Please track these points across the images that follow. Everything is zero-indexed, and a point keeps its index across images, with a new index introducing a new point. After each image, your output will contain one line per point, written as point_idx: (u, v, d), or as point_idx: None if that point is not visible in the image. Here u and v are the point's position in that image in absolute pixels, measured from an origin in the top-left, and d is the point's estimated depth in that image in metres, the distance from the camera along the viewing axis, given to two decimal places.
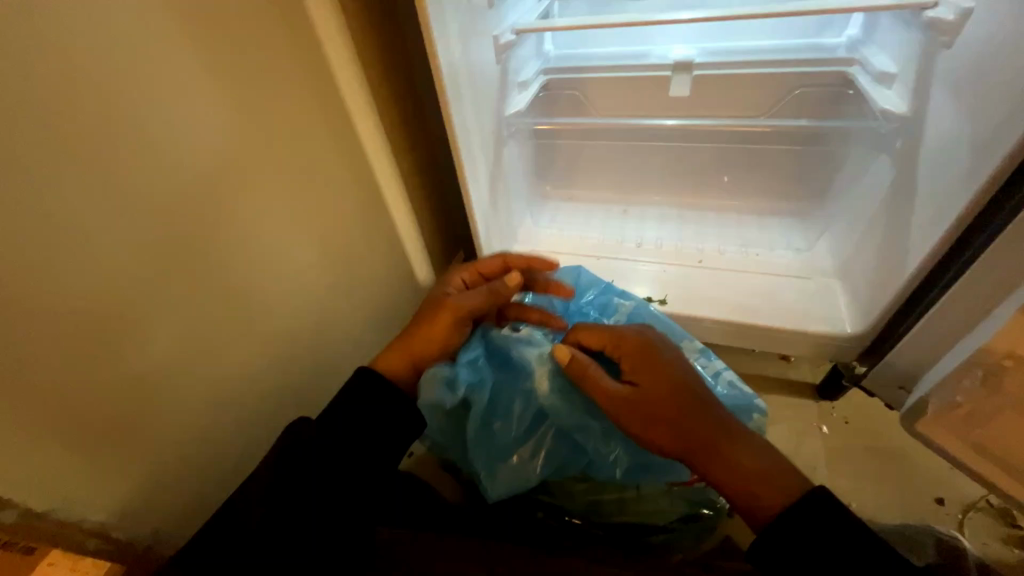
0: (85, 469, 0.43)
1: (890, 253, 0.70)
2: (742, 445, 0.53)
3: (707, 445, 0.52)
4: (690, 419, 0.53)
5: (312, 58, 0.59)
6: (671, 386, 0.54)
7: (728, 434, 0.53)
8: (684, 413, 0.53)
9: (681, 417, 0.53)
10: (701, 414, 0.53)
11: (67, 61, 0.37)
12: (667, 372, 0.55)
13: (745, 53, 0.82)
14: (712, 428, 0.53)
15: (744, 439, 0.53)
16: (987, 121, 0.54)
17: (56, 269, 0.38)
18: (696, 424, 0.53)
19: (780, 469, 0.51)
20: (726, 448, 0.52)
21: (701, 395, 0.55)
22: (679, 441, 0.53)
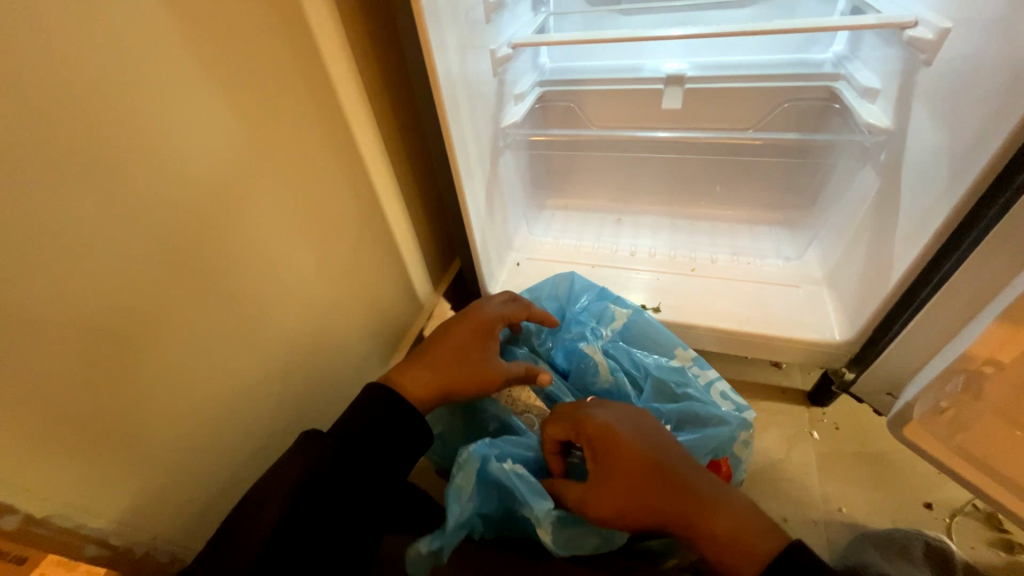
0: (89, 473, 0.45)
1: (876, 262, 0.72)
2: (718, 509, 0.50)
3: (678, 521, 0.50)
4: (655, 499, 0.51)
5: (314, 75, 0.62)
6: (630, 469, 0.52)
7: (699, 507, 0.50)
8: (648, 492, 0.51)
9: (648, 494, 0.51)
10: (668, 487, 0.51)
11: (82, 81, 0.39)
12: (629, 449, 0.54)
13: (733, 68, 0.85)
14: (681, 501, 0.51)
15: (721, 503, 0.50)
16: (964, 135, 0.56)
17: (68, 278, 0.40)
18: (661, 499, 0.51)
19: (755, 531, 0.48)
20: (700, 519, 0.49)
21: (665, 471, 0.52)
22: (651, 516, 0.51)
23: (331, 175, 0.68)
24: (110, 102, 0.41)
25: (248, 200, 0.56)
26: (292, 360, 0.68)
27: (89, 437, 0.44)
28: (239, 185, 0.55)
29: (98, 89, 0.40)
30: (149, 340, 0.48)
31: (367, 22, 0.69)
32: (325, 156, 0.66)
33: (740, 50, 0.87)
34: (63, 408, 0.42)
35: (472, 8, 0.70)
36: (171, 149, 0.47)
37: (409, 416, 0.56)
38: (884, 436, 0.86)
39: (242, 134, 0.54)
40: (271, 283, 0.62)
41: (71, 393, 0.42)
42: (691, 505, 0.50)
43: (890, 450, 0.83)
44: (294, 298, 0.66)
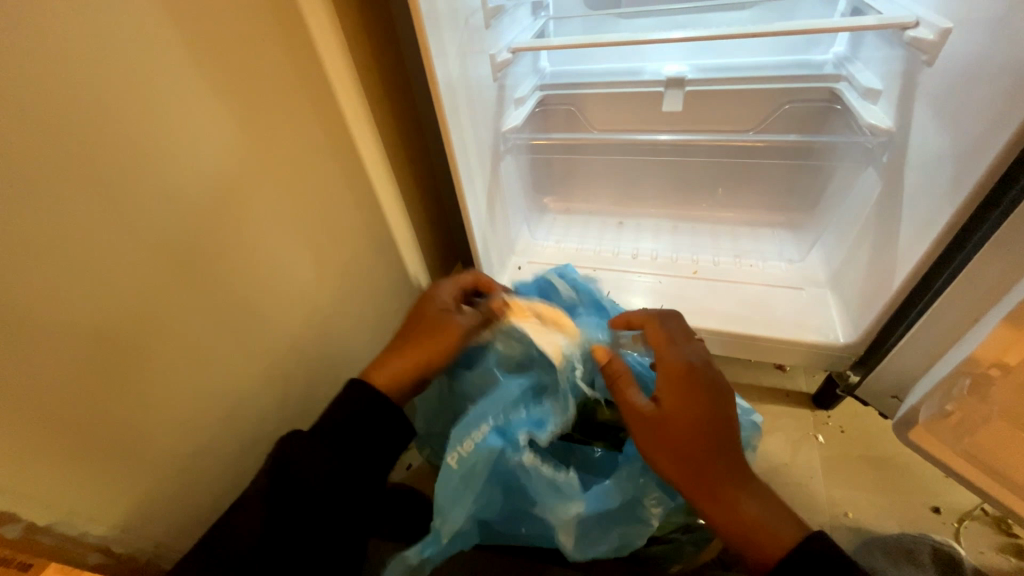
0: (90, 482, 0.45)
1: (879, 264, 0.72)
2: (751, 492, 0.51)
3: (717, 489, 0.50)
4: (707, 463, 0.51)
5: (313, 82, 0.62)
6: (695, 426, 0.51)
7: (741, 483, 0.50)
8: (706, 451, 0.51)
9: (701, 453, 0.51)
10: (723, 453, 0.51)
11: (85, 91, 0.40)
12: (693, 411, 0.52)
13: (734, 70, 0.85)
14: (728, 469, 0.51)
15: (756, 486, 0.51)
16: (967, 136, 0.56)
17: (74, 287, 0.41)
18: (714, 461, 0.51)
19: (783, 522, 0.49)
20: (734, 493, 0.50)
21: (725, 438, 0.52)
22: (695, 473, 0.51)
23: (331, 181, 0.68)
24: (112, 111, 0.42)
25: (249, 207, 0.57)
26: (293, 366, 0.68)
27: (93, 445, 0.44)
28: (240, 192, 0.55)
29: (100, 99, 0.41)
30: (153, 347, 0.48)
31: (367, 29, 0.69)
32: (325, 162, 0.67)
33: (740, 53, 0.87)
34: (67, 416, 0.42)
35: (472, 13, 0.71)
36: (172, 157, 0.47)
37: (391, 412, 0.58)
38: (890, 439, 0.85)
39: (242, 142, 0.54)
40: (272, 289, 0.62)
41: (74, 401, 0.42)
42: (734, 477, 0.51)
43: (897, 454, 0.83)
44: (295, 304, 0.66)
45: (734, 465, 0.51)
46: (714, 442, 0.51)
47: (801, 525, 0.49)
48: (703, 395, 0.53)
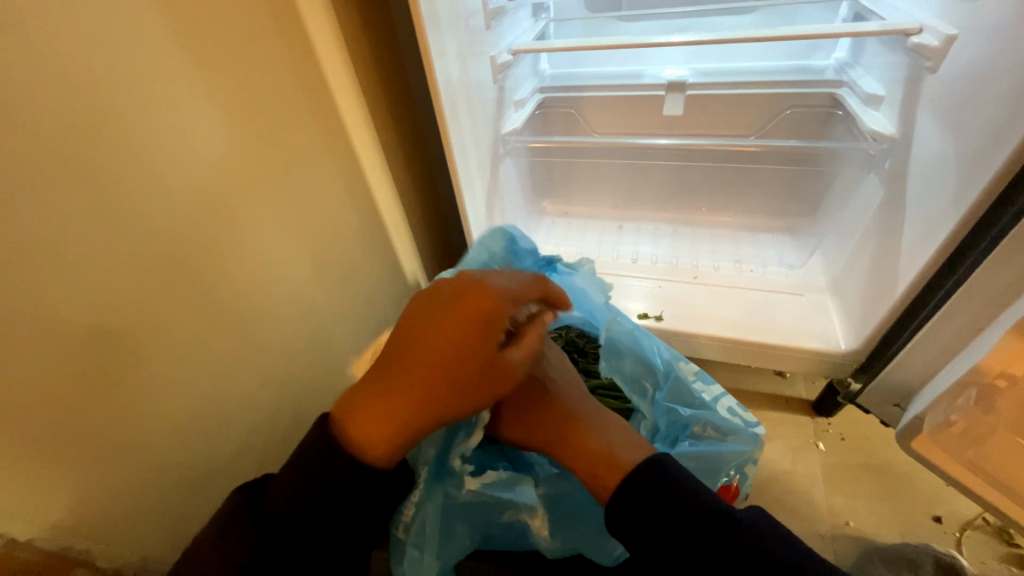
0: (75, 494, 0.43)
1: (881, 271, 0.71)
2: (607, 428, 0.48)
3: (555, 433, 0.48)
4: (534, 415, 0.50)
5: (311, 81, 0.61)
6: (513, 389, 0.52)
7: (566, 421, 0.49)
8: (529, 408, 0.50)
9: (534, 415, 0.50)
10: (542, 407, 0.50)
11: (76, 89, 0.38)
12: None
13: (735, 75, 0.85)
14: (557, 421, 0.49)
15: (598, 426, 0.48)
16: (972, 144, 0.55)
17: (62, 292, 0.39)
18: (543, 417, 0.49)
19: (630, 447, 0.45)
20: (574, 431, 0.48)
21: (540, 388, 0.51)
22: (537, 437, 0.49)
23: (329, 183, 0.67)
24: (105, 111, 0.40)
25: (244, 209, 0.55)
26: (287, 371, 0.67)
27: (81, 455, 0.43)
28: (235, 194, 0.54)
29: (93, 98, 0.39)
30: (144, 353, 0.47)
31: (366, 28, 0.68)
32: (323, 163, 0.65)
33: (742, 57, 0.87)
34: (53, 426, 0.40)
35: (473, 14, 0.70)
36: (166, 158, 0.46)
37: None
38: (891, 446, 0.84)
39: (237, 142, 0.53)
40: (267, 293, 0.61)
41: (63, 408, 0.41)
42: (571, 425, 0.48)
43: (898, 462, 0.82)
44: (291, 308, 0.65)
45: (561, 415, 0.49)
46: (545, 406, 0.50)
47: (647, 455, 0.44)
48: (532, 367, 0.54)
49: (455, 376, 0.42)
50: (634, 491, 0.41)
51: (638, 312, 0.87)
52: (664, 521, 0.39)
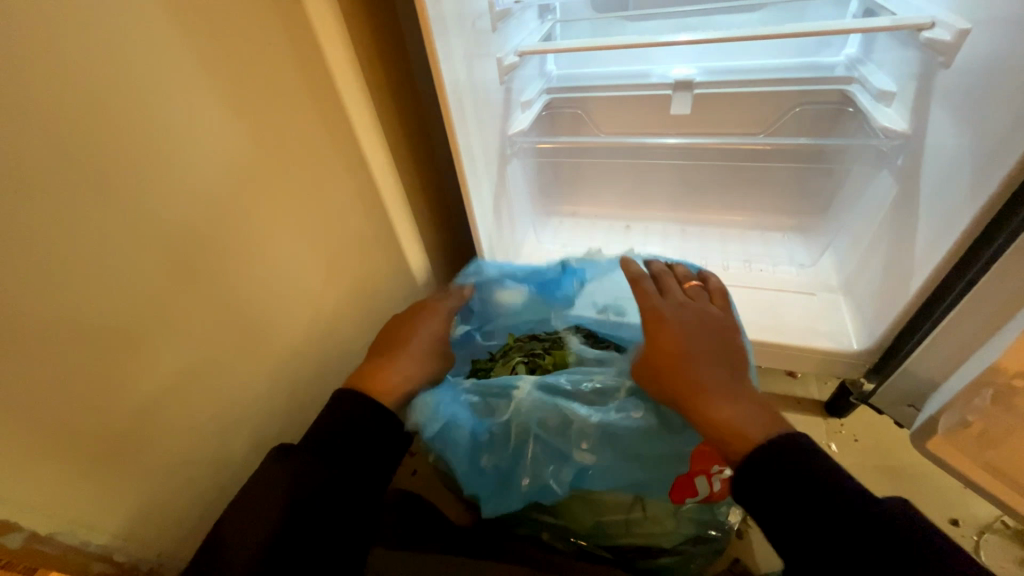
0: (90, 490, 0.44)
1: (894, 270, 0.70)
2: (733, 399, 0.50)
3: (685, 397, 0.51)
4: (670, 377, 0.53)
5: (320, 85, 0.62)
6: (660, 347, 0.55)
7: (700, 390, 0.51)
8: (665, 366, 0.53)
9: (668, 374, 0.53)
10: (684, 368, 0.53)
11: (90, 94, 0.39)
12: (664, 335, 0.56)
13: (743, 73, 0.84)
14: (693, 387, 0.51)
15: (735, 401, 0.49)
16: (987, 139, 0.54)
17: (77, 293, 0.41)
18: (675, 379, 0.52)
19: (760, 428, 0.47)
20: (699, 403, 0.50)
21: (688, 354, 0.53)
22: (665, 396, 0.54)
23: (338, 185, 0.68)
24: (118, 115, 0.42)
25: (254, 211, 0.56)
26: (299, 371, 0.68)
27: (96, 451, 0.44)
28: (246, 196, 0.55)
29: (107, 103, 0.41)
30: (158, 353, 0.48)
31: (374, 32, 0.69)
32: (332, 166, 0.66)
33: (750, 54, 0.86)
34: (70, 422, 0.42)
35: (479, 16, 0.70)
36: (177, 161, 0.47)
37: (385, 421, 0.58)
38: (906, 448, 0.83)
39: (248, 145, 0.54)
40: (278, 294, 0.61)
41: (79, 406, 0.42)
42: (701, 393, 0.50)
43: (913, 464, 0.81)
44: (301, 309, 0.66)
45: (693, 381, 0.51)
46: (683, 368, 0.52)
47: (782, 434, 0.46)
48: (676, 329, 0.56)
49: (428, 342, 0.67)
50: (751, 464, 0.44)
51: None
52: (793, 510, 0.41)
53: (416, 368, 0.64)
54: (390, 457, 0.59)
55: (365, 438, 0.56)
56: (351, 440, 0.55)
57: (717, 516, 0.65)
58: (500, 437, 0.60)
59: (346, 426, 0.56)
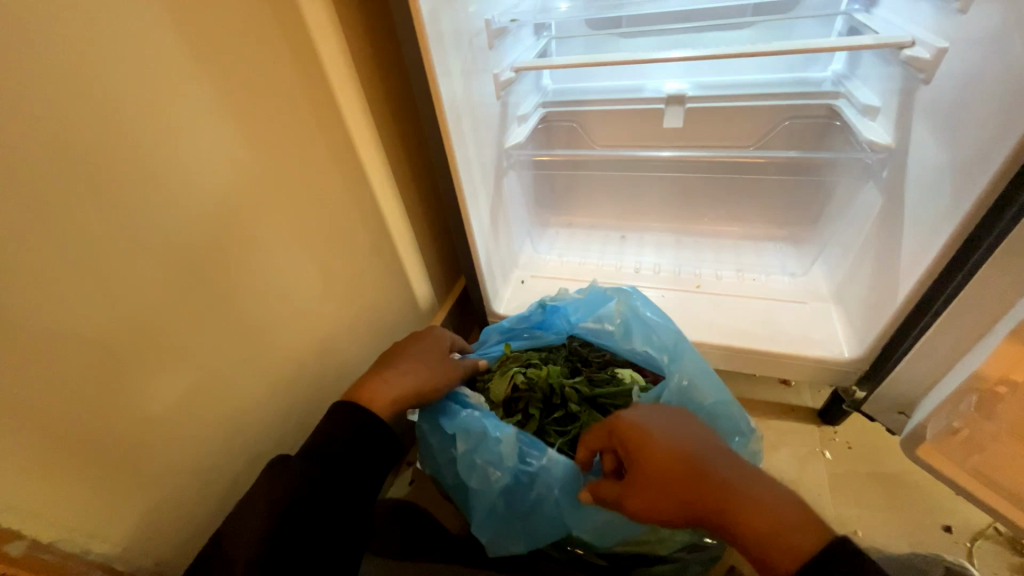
0: (91, 499, 0.45)
1: (882, 279, 0.72)
2: (750, 487, 0.47)
3: (711, 513, 0.47)
4: (685, 493, 0.48)
5: (320, 100, 0.64)
6: (661, 469, 0.49)
7: (726, 497, 0.47)
8: (676, 487, 0.48)
9: (683, 493, 0.48)
10: (694, 486, 0.48)
11: (95, 110, 0.41)
12: (654, 453, 0.50)
13: (733, 87, 0.87)
14: (717, 497, 0.47)
15: (759, 496, 0.47)
16: (965, 153, 0.56)
17: (81, 303, 0.42)
18: (689, 492, 0.48)
19: (791, 522, 0.45)
20: (731, 516, 0.46)
21: (694, 462, 0.49)
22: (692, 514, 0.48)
23: (337, 197, 0.69)
24: (122, 130, 0.43)
25: (255, 222, 0.58)
26: (299, 380, 0.69)
27: (95, 458, 0.44)
28: (247, 208, 0.56)
29: (111, 118, 0.42)
30: (159, 362, 0.49)
31: (373, 49, 0.71)
32: (332, 178, 0.68)
33: (740, 70, 0.88)
34: (70, 430, 0.42)
35: (476, 34, 0.73)
36: (181, 175, 0.49)
37: (378, 431, 0.58)
38: (898, 455, 0.84)
39: (250, 158, 0.56)
40: (278, 304, 0.62)
41: (80, 412, 0.43)
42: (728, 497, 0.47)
43: (906, 471, 0.81)
44: (301, 319, 0.67)
45: (712, 489, 0.47)
46: (694, 482, 0.48)
47: (822, 523, 0.45)
48: (664, 436, 0.51)
49: (425, 357, 0.67)
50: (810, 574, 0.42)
51: None
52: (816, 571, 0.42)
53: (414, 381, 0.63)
54: (386, 468, 0.59)
55: (363, 446, 0.56)
56: (349, 448, 0.56)
57: None
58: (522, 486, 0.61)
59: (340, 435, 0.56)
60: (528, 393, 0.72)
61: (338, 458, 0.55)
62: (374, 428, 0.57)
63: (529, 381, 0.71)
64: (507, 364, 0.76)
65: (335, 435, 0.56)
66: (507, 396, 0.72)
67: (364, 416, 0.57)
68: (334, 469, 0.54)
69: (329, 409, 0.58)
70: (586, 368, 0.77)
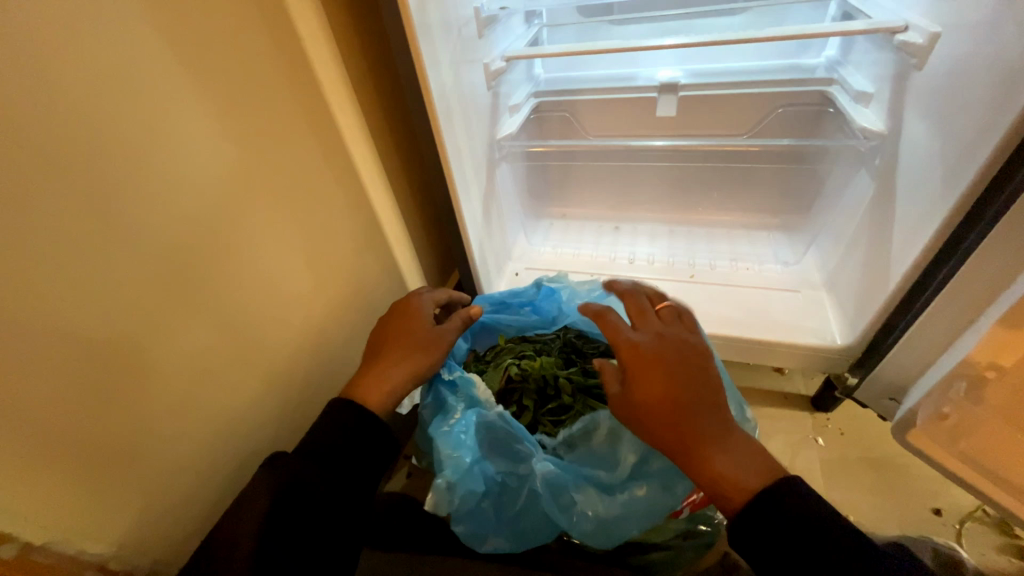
0: (82, 500, 0.44)
1: (874, 267, 0.72)
2: (727, 440, 0.49)
3: (683, 448, 0.49)
4: (668, 424, 0.50)
5: (307, 92, 0.62)
6: (655, 396, 0.51)
7: (702, 441, 0.49)
8: (659, 417, 0.50)
9: (665, 423, 0.50)
10: (676, 422, 0.50)
11: (76, 106, 0.40)
12: (653, 380, 0.51)
13: (726, 75, 0.86)
14: (699, 437, 0.49)
15: (733, 452, 0.48)
16: (957, 139, 0.56)
17: (65, 303, 0.41)
18: (673, 427, 0.49)
19: (757, 480, 0.47)
20: (702, 453, 0.48)
21: (688, 401, 0.50)
22: (667, 446, 0.50)
23: (327, 192, 0.68)
24: (105, 127, 0.42)
25: (244, 219, 0.57)
26: (292, 377, 0.68)
27: (88, 460, 0.44)
28: (236, 205, 0.55)
29: (93, 114, 0.41)
30: (149, 362, 0.48)
31: (360, 40, 0.70)
32: (321, 173, 0.67)
33: (734, 57, 0.87)
34: (59, 432, 0.42)
35: (465, 24, 0.71)
36: (165, 171, 0.47)
37: (372, 428, 0.58)
38: (889, 440, 0.85)
39: (237, 154, 0.54)
40: (268, 302, 0.62)
41: (71, 415, 0.42)
42: (706, 442, 0.49)
43: (897, 456, 0.82)
44: (292, 316, 0.66)
45: (695, 428, 0.49)
46: (683, 417, 0.50)
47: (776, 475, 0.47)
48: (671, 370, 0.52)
49: (418, 340, 0.66)
50: (751, 516, 0.45)
51: None
52: (784, 539, 0.43)
53: (410, 365, 0.64)
54: (383, 465, 0.60)
55: (357, 441, 0.57)
56: (343, 443, 0.56)
57: (707, 512, 0.67)
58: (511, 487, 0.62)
59: (336, 432, 0.56)
60: (522, 384, 0.72)
61: (332, 454, 0.55)
62: (368, 423, 0.58)
63: (523, 373, 0.72)
64: (503, 356, 0.76)
65: (329, 431, 0.56)
66: (502, 387, 0.72)
67: (359, 410, 0.58)
68: (329, 464, 0.55)
69: (328, 404, 0.59)
70: (580, 359, 0.77)
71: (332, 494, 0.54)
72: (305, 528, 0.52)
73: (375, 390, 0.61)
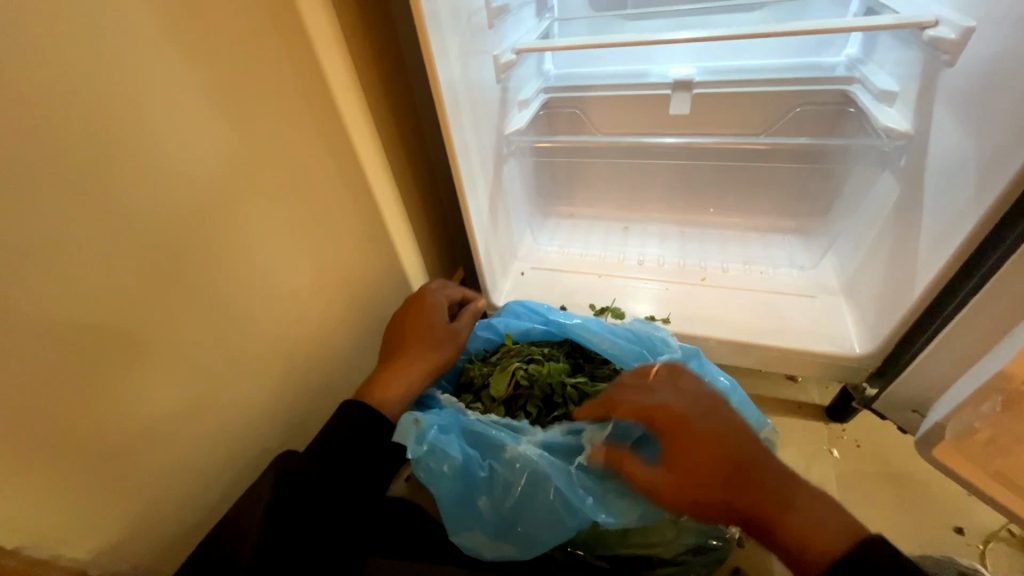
0: (62, 501, 0.42)
1: (897, 273, 0.69)
2: (813, 507, 0.47)
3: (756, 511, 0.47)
4: (737, 492, 0.47)
5: (313, 82, 0.60)
6: (711, 458, 0.48)
7: (779, 501, 0.47)
8: (713, 480, 0.48)
9: (716, 481, 0.48)
10: (740, 489, 0.47)
11: (62, 86, 0.37)
12: (702, 442, 0.49)
13: (743, 72, 0.83)
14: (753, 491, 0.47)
15: (801, 496, 0.47)
16: (995, 138, 0.53)
17: (50, 298, 0.39)
18: (733, 492, 0.47)
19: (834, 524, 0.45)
20: (780, 518, 0.46)
21: (745, 454, 0.49)
22: (703, 501, 0.48)
23: (330, 185, 0.66)
24: (91, 108, 0.39)
25: (243, 211, 0.54)
26: (289, 377, 0.66)
27: (70, 458, 0.42)
28: (235, 195, 0.53)
29: (78, 94, 0.38)
30: (141, 359, 0.46)
31: (368, 30, 0.68)
32: (323, 164, 0.64)
33: (751, 55, 0.85)
34: (33, 431, 0.39)
35: (475, 13, 0.69)
36: (163, 160, 0.45)
37: (385, 430, 0.58)
38: (909, 453, 0.82)
39: (237, 143, 0.52)
40: (267, 298, 0.60)
41: (48, 415, 0.40)
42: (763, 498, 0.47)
43: (918, 470, 0.79)
44: (292, 312, 0.64)
45: (745, 491, 0.47)
46: (740, 470, 0.48)
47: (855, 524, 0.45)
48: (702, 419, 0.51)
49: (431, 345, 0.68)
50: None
51: (646, 314, 0.85)
52: None
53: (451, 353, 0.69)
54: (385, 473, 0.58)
55: (369, 438, 0.57)
56: (355, 444, 0.56)
57: (720, 527, 0.65)
58: (500, 475, 0.59)
59: (348, 435, 0.56)
60: (528, 390, 0.69)
61: (339, 457, 0.54)
62: (381, 427, 0.57)
63: (530, 377, 0.69)
64: (509, 359, 0.74)
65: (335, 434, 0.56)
66: (509, 392, 0.69)
67: (363, 413, 0.58)
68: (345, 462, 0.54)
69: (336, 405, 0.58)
70: (588, 364, 0.76)
71: (339, 500, 0.53)
72: (304, 532, 0.50)
73: (384, 387, 0.63)
